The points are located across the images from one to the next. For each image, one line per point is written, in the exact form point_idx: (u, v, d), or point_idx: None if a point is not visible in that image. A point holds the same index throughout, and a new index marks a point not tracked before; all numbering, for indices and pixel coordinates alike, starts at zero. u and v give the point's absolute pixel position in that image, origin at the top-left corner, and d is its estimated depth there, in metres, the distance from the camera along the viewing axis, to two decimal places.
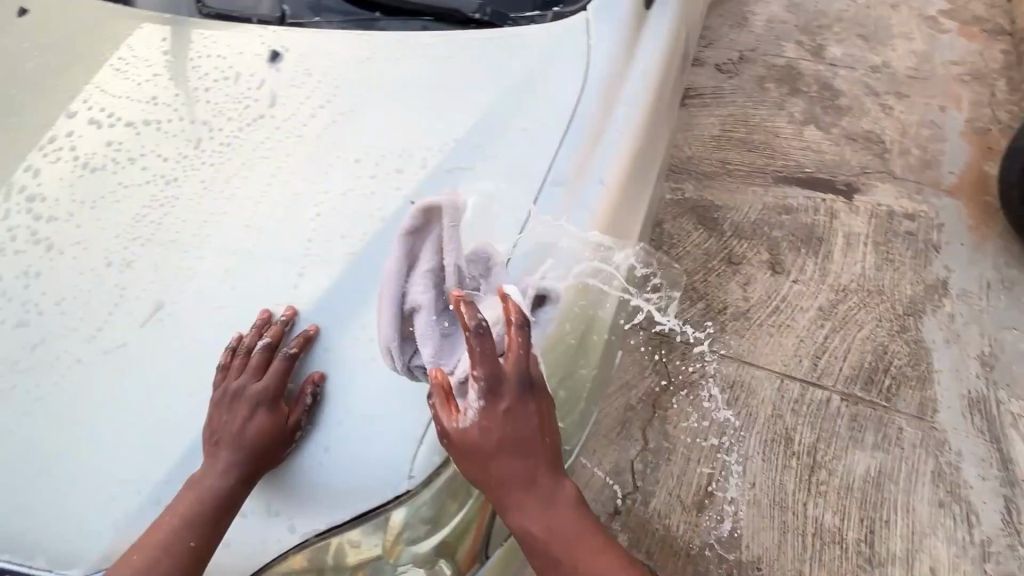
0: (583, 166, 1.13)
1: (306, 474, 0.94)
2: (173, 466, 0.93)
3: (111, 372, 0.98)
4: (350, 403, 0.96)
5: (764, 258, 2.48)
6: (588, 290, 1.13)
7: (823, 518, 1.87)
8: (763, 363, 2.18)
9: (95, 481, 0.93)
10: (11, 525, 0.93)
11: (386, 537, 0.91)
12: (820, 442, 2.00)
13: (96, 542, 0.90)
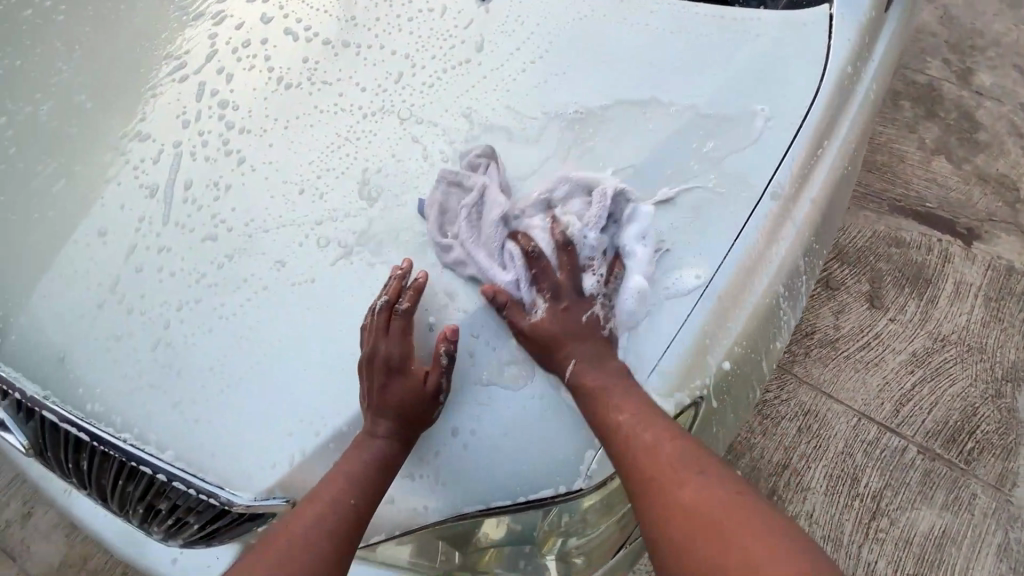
0: (786, 209, 1.11)
1: (480, 453, 0.96)
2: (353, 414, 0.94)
3: (303, 309, 0.97)
4: (534, 393, 0.99)
5: (863, 288, 2.33)
6: (762, 338, 1.12)
7: (876, 564, 1.85)
8: (844, 398, 2.10)
9: (275, 412, 0.93)
10: (191, 441, 0.92)
11: (543, 528, 0.98)
12: (887, 489, 1.95)
13: (269, 472, 0.90)
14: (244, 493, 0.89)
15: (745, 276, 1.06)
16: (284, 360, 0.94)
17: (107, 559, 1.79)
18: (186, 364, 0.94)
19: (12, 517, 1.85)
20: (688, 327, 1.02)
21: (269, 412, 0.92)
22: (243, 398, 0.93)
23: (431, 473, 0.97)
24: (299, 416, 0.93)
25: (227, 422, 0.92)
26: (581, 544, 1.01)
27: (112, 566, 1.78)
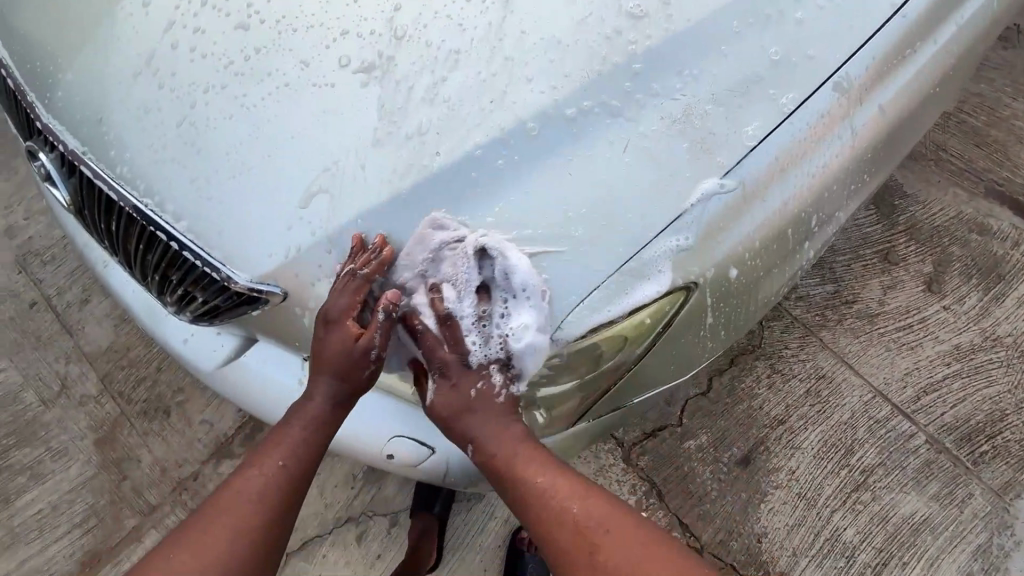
0: (836, 117, 1.04)
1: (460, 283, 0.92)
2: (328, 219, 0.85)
3: (319, 115, 0.85)
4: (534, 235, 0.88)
5: (924, 269, 2.16)
6: (778, 247, 1.08)
7: (845, 531, 1.84)
8: (864, 372, 2.02)
9: (274, 211, 0.84)
10: (204, 224, 0.85)
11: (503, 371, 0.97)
12: (880, 467, 1.91)
13: (262, 260, 0.85)
14: (248, 277, 0.85)
15: (776, 172, 1.01)
16: (301, 162, 0.84)
17: (146, 354, 2.02)
18: (206, 141, 0.86)
19: (72, 300, 2.09)
20: (700, 212, 0.95)
21: (278, 209, 0.84)
22: (254, 189, 0.84)
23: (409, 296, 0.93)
24: (294, 221, 0.85)
25: (236, 208, 0.85)
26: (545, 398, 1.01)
27: (150, 360, 2.01)
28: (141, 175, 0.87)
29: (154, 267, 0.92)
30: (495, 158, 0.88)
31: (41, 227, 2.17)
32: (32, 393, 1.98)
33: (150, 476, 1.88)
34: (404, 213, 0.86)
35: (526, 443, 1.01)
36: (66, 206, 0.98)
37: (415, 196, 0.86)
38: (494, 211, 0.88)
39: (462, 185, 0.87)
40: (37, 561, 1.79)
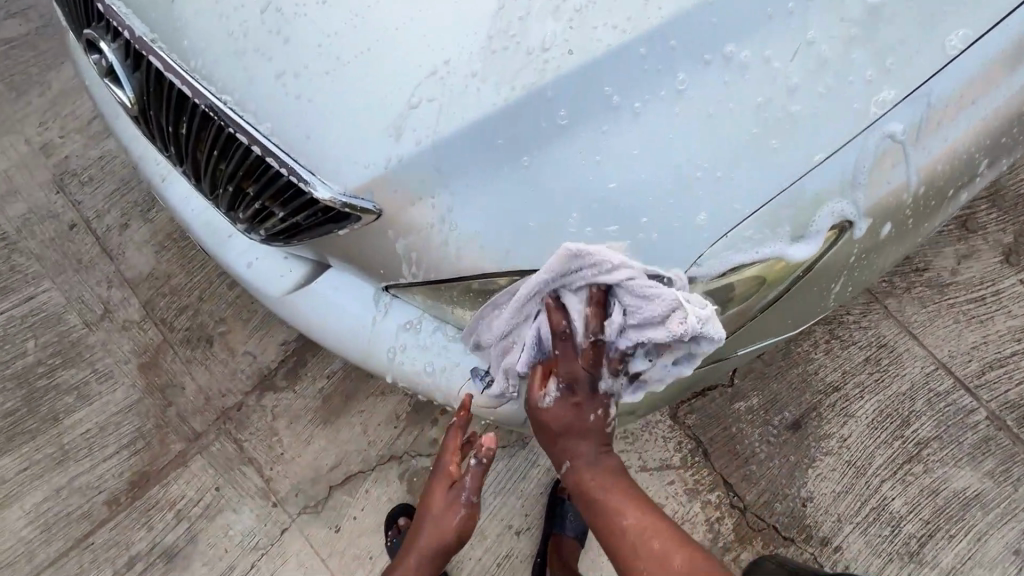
0: (1004, 62, 0.98)
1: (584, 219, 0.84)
2: (467, 137, 0.80)
3: (415, 13, 0.79)
4: (665, 170, 0.84)
5: (1004, 239, 2.01)
6: (930, 200, 1.03)
7: (892, 501, 1.79)
8: (927, 343, 1.92)
9: (363, 115, 0.78)
10: (286, 127, 0.78)
11: None
12: (936, 440, 1.84)
13: (351, 170, 0.78)
14: (343, 193, 0.79)
15: (947, 108, 0.95)
16: (421, 76, 0.78)
17: (188, 282, 1.99)
18: (291, 33, 0.79)
19: (111, 223, 2.04)
20: (839, 163, 0.89)
21: (390, 123, 0.78)
22: (365, 100, 0.78)
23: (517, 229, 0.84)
24: (388, 129, 0.78)
25: (342, 118, 0.78)
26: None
27: (192, 289, 1.98)
28: (228, 73, 0.80)
29: (226, 178, 0.84)
30: (626, 91, 0.83)
31: (77, 146, 2.10)
32: (76, 315, 1.96)
33: (194, 403, 1.88)
34: (534, 146, 0.82)
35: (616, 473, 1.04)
36: (127, 107, 0.89)
37: (545, 126, 0.82)
38: (624, 146, 0.83)
39: (594, 118, 0.83)
40: (87, 477, 1.82)
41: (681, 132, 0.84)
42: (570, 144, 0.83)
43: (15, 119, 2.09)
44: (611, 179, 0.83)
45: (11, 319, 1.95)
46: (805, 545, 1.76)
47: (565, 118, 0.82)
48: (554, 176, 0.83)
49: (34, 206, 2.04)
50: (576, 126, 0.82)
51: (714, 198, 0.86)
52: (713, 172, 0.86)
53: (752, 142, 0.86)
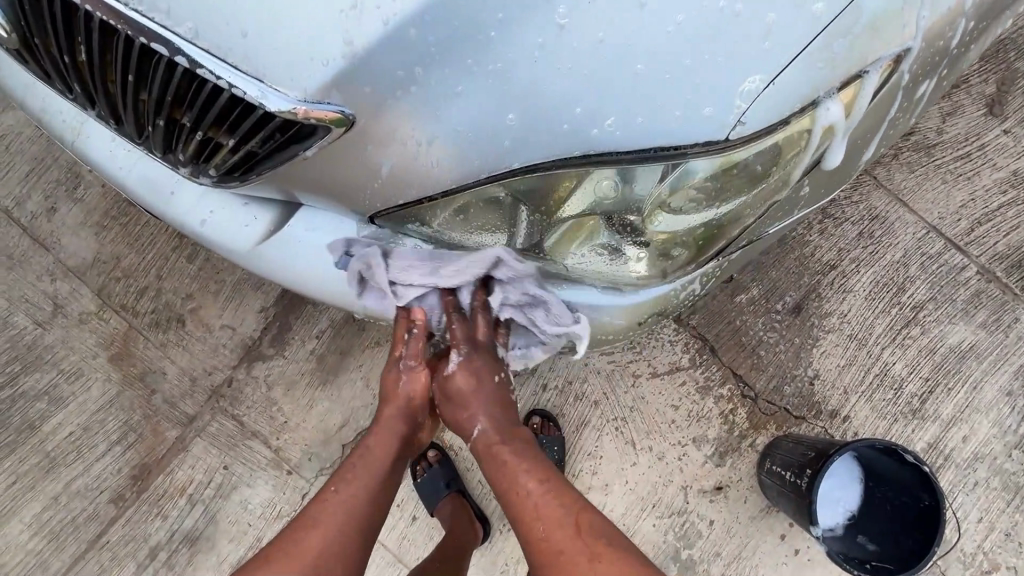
0: None
1: (599, 99, 0.72)
2: (454, 9, 0.66)
3: None
4: (681, 31, 0.72)
5: (987, 90, 1.96)
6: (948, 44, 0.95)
7: (893, 365, 1.84)
8: (918, 208, 1.91)
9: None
10: (215, 30, 0.62)
11: (658, 191, 0.81)
12: (931, 302, 1.87)
13: (311, 71, 0.64)
14: (306, 97, 0.64)
15: None
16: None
17: (140, 262, 1.81)
18: None
19: (36, 210, 1.83)
20: None
21: (350, 7, 0.63)
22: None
23: (524, 119, 0.72)
24: (348, 11, 0.63)
25: (288, 19, 0.63)
26: (683, 228, 0.88)
27: (147, 268, 1.80)
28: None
29: (153, 110, 0.69)
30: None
31: None
32: (24, 315, 1.79)
33: (179, 387, 1.76)
34: (533, 33, 0.69)
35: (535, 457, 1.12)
36: (3, 40, 0.70)
37: (538, 21, 0.68)
38: (631, 33, 0.71)
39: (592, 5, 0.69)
40: (84, 479, 1.73)
41: (692, 9, 0.72)
42: (570, 41, 0.69)
43: None
44: (617, 74, 0.71)
45: None
46: (816, 420, 1.81)
47: (564, 17, 0.69)
48: (552, 77, 0.70)
49: None
50: (580, 21, 0.69)
51: (739, 60, 0.75)
52: (735, 37, 0.74)
53: (768, 11, 0.75)
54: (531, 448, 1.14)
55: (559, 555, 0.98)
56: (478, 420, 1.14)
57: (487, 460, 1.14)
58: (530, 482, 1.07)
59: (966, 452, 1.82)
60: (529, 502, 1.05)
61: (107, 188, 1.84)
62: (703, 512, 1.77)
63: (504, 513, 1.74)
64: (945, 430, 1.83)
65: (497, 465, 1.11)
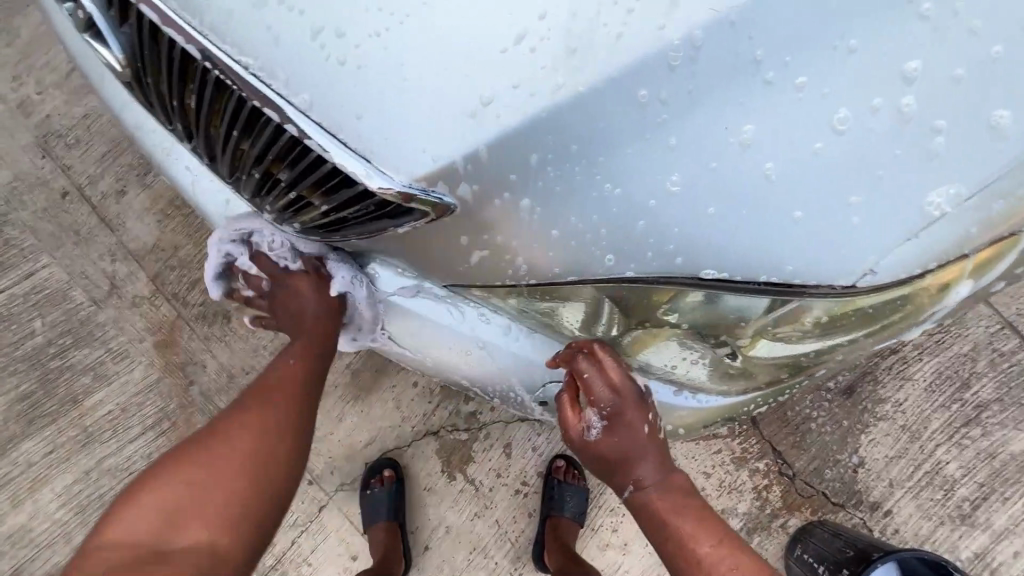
0: None
1: (706, 242, 0.69)
2: (574, 149, 0.62)
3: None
4: (810, 195, 0.66)
5: None
6: None
7: (946, 464, 1.73)
8: (995, 301, 1.78)
9: (432, 119, 0.59)
10: (328, 125, 0.61)
11: (764, 318, 0.80)
12: (996, 403, 1.76)
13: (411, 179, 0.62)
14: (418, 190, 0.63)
15: None
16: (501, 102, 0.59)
17: (196, 254, 1.85)
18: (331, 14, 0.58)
19: (107, 190, 1.89)
20: None
21: (465, 131, 0.60)
22: (426, 115, 0.59)
23: (629, 247, 0.70)
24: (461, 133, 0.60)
25: (400, 134, 0.60)
26: (790, 354, 0.86)
27: (202, 260, 1.84)
28: (255, 52, 0.60)
29: (252, 164, 0.68)
30: (768, 130, 0.62)
31: (59, 104, 1.94)
32: (82, 291, 1.84)
33: (217, 382, 1.79)
34: (653, 177, 0.64)
35: (691, 503, 0.99)
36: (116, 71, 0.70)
37: (651, 180, 0.64)
38: (743, 202, 0.66)
39: (714, 168, 0.64)
40: (116, 459, 1.77)
41: (825, 182, 0.66)
42: (683, 202, 0.65)
43: None
44: (714, 240, 0.69)
45: (14, 296, 1.84)
46: (855, 510, 1.72)
47: (677, 183, 0.64)
48: (646, 232, 0.68)
49: (22, 173, 1.90)
50: (706, 175, 0.64)
51: (872, 225, 0.70)
52: (870, 203, 0.68)
53: (896, 202, 0.69)
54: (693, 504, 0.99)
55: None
56: (634, 483, 0.98)
57: (647, 521, 0.99)
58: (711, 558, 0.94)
59: (1014, 568, 1.70)
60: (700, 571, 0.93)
61: None
62: None
63: (518, 555, 1.71)
64: (994, 541, 1.71)
65: (665, 533, 0.97)
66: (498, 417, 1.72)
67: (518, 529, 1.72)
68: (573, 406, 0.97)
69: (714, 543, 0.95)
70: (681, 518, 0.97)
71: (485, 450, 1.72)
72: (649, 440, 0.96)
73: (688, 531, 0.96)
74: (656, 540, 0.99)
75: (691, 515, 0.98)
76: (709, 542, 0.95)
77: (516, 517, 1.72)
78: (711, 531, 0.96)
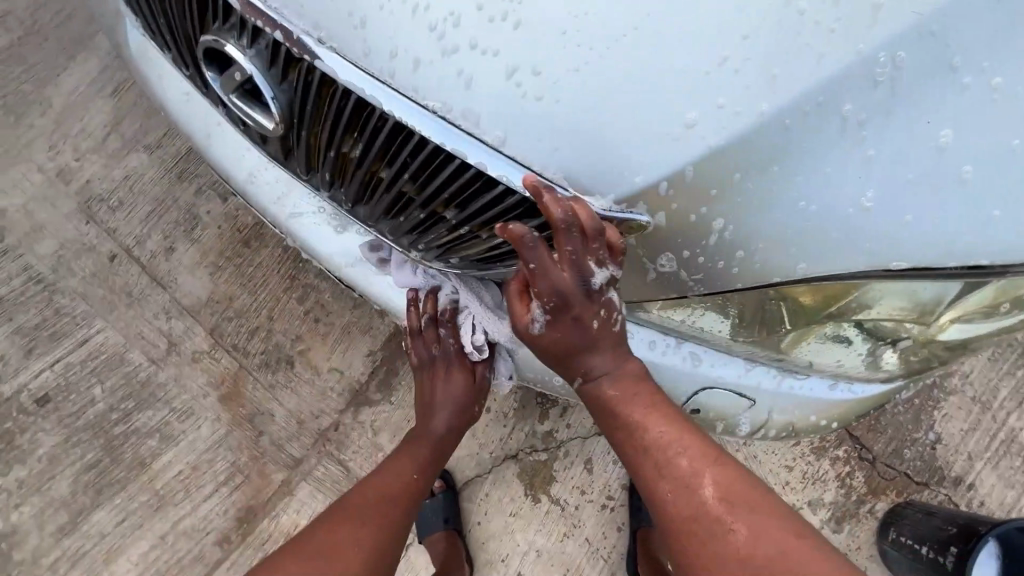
0: None
1: (894, 244, 0.71)
2: (779, 167, 0.66)
3: (725, 25, 0.60)
4: (996, 193, 0.69)
5: None
6: None
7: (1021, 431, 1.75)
8: None
9: (647, 147, 0.63)
10: (541, 160, 0.63)
11: (953, 295, 0.79)
12: None
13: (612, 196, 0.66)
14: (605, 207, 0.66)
15: None
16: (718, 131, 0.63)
17: (252, 302, 1.84)
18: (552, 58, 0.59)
19: (155, 249, 1.89)
20: None
21: (676, 155, 0.63)
22: (642, 145, 0.62)
23: (824, 254, 0.71)
24: (673, 156, 0.63)
25: (614, 163, 0.63)
26: (959, 337, 0.86)
27: (258, 308, 1.84)
28: (449, 96, 0.60)
29: (414, 206, 0.70)
30: (964, 134, 0.65)
31: (98, 168, 1.94)
32: (139, 352, 1.83)
33: (286, 430, 1.77)
34: (851, 187, 0.67)
35: (644, 388, 0.87)
36: (267, 130, 0.71)
37: (849, 192, 0.67)
38: (938, 203, 0.69)
39: (912, 176, 0.67)
40: (192, 519, 1.74)
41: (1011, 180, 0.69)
42: (879, 209, 0.68)
43: (23, 145, 1.95)
44: (901, 244, 0.71)
45: (70, 365, 1.82)
46: (939, 487, 1.73)
47: (871, 199, 0.68)
48: (840, 241, 0.70)
49: (67, 241, 1.89)
50: (901, 182, 0.67)
51: None
52: None
53: None
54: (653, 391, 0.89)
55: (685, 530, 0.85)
56: (583, 376, 0.89)
57: (595, 408, 0.92)
58: (664, 453, 0.87)
59: None
60: (650, 459, 0.88)
61: (222, 228, 1.90)
62: None
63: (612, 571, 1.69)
64: None
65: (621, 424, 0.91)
66: (576, 433, 1.72)
67: (608, 545, 1.70)
68: (522, 298, 0.81)
69: (676, 439, 0.87)
70: (632, 409, 0.88)
71: (567, 467, 1.71)
72: (603, 334, 0.82)
73: (662, 438, 0.87)
74: (608, 430, 0.93)
75: (642, 406, 0.87)
76: (666, 436, 0.87)
77: (605, 533, 1.70)
78: (667, 423, 0.87)
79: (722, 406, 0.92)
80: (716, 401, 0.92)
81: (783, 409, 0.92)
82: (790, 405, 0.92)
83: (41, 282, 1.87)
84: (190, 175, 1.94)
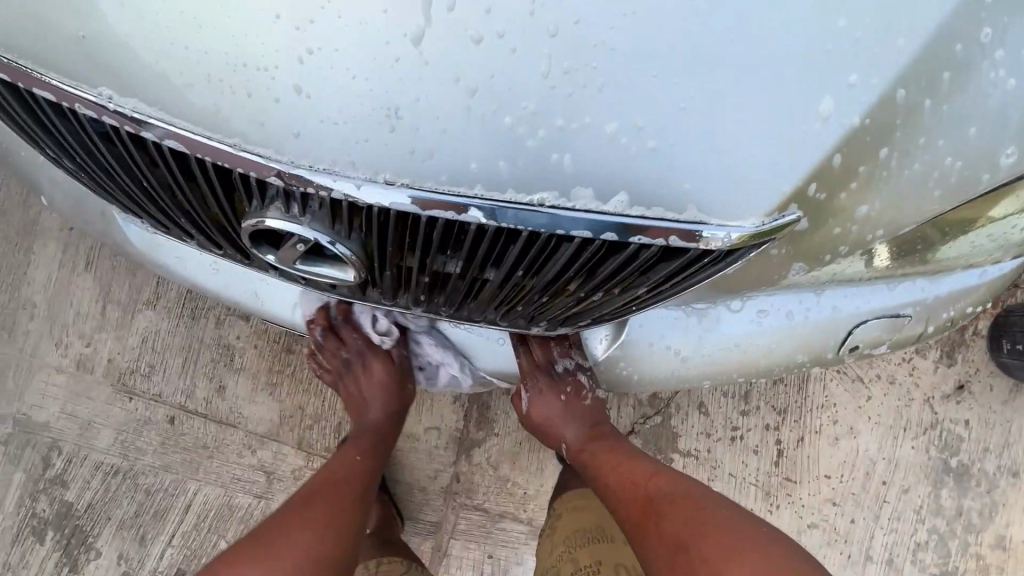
0: None
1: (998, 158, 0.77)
2: (904, 122, 0.69)
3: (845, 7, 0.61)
4: None
5: None
6: None
7: None
8: None
9: (772, 147, 0.63)
10: (677, 201, 0.63)
11: None
12: None
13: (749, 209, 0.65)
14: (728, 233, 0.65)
15: None
16: (804, 99, 0.62)
17: (324, 403, 1.82)
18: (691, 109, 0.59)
19: (207, 394, 1.85)
20: None
21: (801, 143, 0.64)
22: (765, 149, 0.63)
23: (942, 183, 0.76)
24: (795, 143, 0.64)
25: (737, 178, 0.63)
26: None
27: (332, 406, 1.82)
28: (551, 183, 0.60)
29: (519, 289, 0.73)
30: None
31: (112, 343, 1.87)
32: (243, 494, 1.81)
33: (413, 502, 1.78)
34: (959, 120, 0.72)
35: (573, 413, 1.36)
36: (346, 280, 0.69)
37: (964, 122, 0.73)
38: None
39: (1013, 96, 0.73)
40: None
41: None
42: (987, 131, 0.74)
43: (31, 354, 1.88)
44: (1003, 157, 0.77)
45: (186, 534, 1.81)
46: None
47: (974, 145, 0.75)
48: (952, 175, 0.76)
49: (122, 424, 1.85)
50: (1004, 102, 0.73)
51: None
52: None
53: None
54: (608, 444, 1.35)
55: (647, 515, 1.15)
56: (562, 435, 1.38)
57: (539, 431, 1.40)
58: (617, 467, 1.27)
59: None
60: (587, 450, 1.34)
61: (259, 346, 1.85)
62: (956, 415, 1.71)
63: (767, 493, 1.70)
64: None
65: (596, 457, 1.32)
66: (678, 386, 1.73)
67: (753, 471, 1.71)
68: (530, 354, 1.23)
69: (610, 461, 1.29)
70: (562, 422, 1.36)
71: (684, 419, 1.73)
72: (570, 405, 1.34)
73: (592, 418, 1.37)
74: (546, 441, 1.41)
75: (574, 420, 1.36)
76: (597, 451, 1.32)
77: (745, 461, 1.71)
78: (591, 424, 1.37)
79: (878, 331, 0.95)
80: (874, 332, 0.95)
81: (933, 313, 0.96)
82: (935, 307, 0.96)
83: (119, 472, 1.84)
84: (202, 310, 1.87)
